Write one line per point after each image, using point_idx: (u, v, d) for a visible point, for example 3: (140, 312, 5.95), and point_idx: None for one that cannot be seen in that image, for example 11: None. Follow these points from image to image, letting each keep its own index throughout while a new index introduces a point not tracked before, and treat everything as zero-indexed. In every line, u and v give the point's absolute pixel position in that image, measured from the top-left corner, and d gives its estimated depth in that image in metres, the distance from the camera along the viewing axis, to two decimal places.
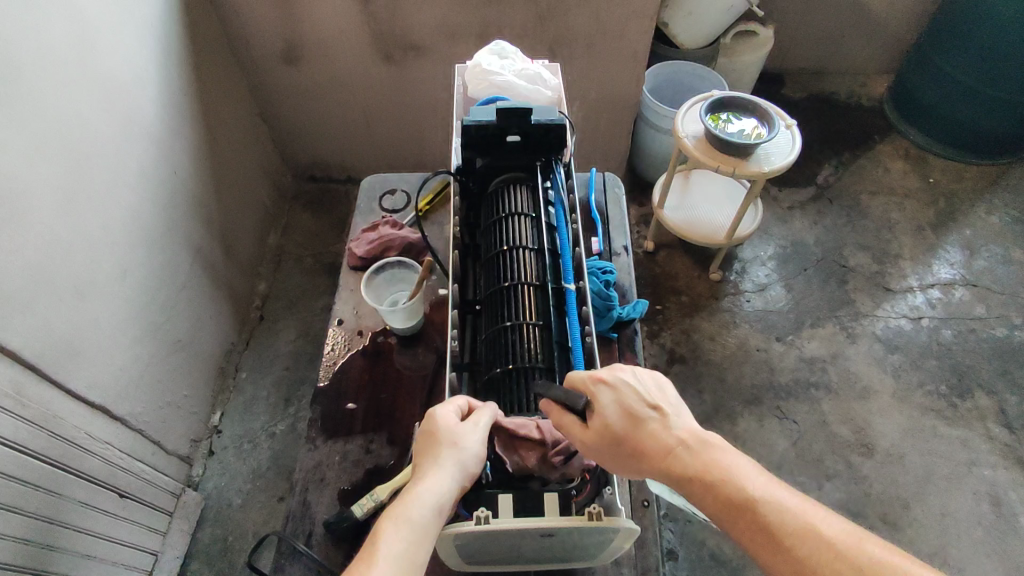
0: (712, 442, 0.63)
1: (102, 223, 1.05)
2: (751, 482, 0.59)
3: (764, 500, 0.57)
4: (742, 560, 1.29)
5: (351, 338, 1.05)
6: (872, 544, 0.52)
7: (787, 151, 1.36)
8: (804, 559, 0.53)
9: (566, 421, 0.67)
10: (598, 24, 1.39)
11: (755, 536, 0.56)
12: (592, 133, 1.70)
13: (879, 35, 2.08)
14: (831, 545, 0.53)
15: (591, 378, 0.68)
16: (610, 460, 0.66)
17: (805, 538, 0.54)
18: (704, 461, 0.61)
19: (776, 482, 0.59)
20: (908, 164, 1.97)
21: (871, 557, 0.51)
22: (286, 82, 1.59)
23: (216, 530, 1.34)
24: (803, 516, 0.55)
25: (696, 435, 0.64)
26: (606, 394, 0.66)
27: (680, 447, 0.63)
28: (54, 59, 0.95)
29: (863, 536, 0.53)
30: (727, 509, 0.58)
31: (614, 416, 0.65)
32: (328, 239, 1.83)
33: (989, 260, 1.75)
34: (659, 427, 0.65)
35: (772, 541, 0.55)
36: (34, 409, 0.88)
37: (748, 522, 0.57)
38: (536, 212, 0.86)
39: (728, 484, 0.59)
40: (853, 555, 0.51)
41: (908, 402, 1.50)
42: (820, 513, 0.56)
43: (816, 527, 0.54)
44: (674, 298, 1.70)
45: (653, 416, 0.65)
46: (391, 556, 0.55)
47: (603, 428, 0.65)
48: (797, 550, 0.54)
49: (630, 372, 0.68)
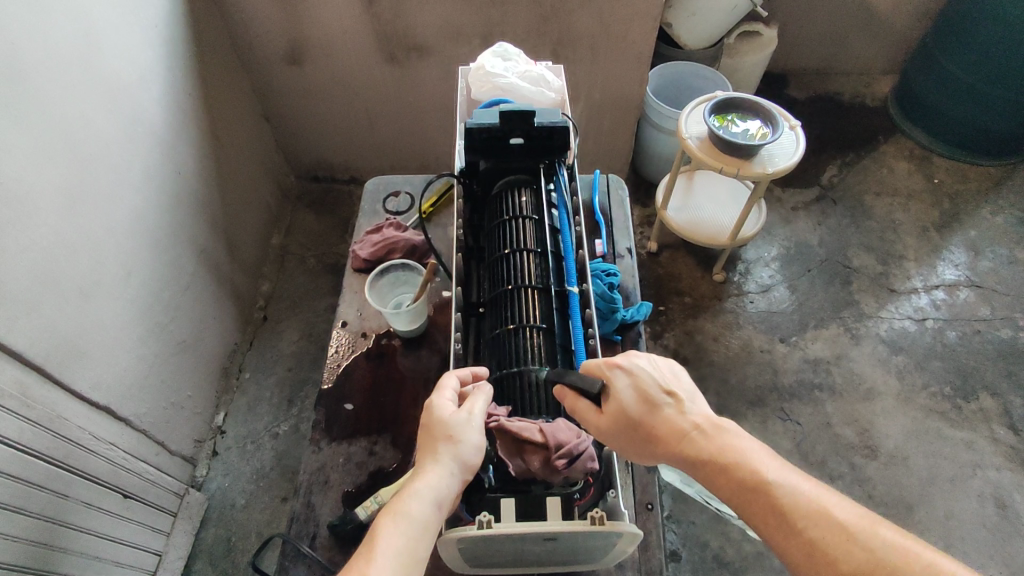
0: (727, 427, 0.63)
1: (107, 225, 1.06)
2: (765, 464, 0.58)
3: (778, 484, 0.57)
4: (746, 562, 1.29)
5: (355, 340, 1.06)
6: (885, 528, 0.52)
7: (791, 151, 1.35)
8: (814, 539, 0.53)
9: (581, 407, 0.68)
10: (602, 24, 1.38)
11: (768, 519, 0.56)
12: (595, 133, 1.70)
13: (884, 35, 2.08)
14: (845, 529, 0.52)
15: (607, 365, 0.69)
16: (625, 444, 0.67)
17: (814, 518, 0.54)
18: (718, 445, 0.61)
19: (791, 467, 0.59)
20: (913, 164, 1.96)
21: (883, 538, 0.51)
22: (290, 84, 1.59)
23: (219, 530, 1.35)
24: (816, 500, 0.55)
25: (712, 420, 0.64)
26: (623, 379, 0.68)
27: (695, 431, 0.63)
28: (59, 61, 0.96)
29: (876, 519, 0.53)
30: (742, 493, 0.58)
31: (630, 400, 0.66)
32: (330, 239, 1.83)
33: (994, 261, 1.74)
34: (674, 412, 0.65)
35: (785, 523, 0.55)
36: (40, 409, 0.89)
37: (761, 504, 0.57)
38: (539, 214, 0.86)
39: (743, 468, 0.59)
40: (864, 536, 0.52)
41: (912, 403, 1.50)
42: (836, 498, 0.55)
43: (830, 510, 0.54)
44: (677, 299, 1.70)
45: (668, 401, 0.66)
46: (392, 552, 0.55)
47: (619, 412, 0.66)
48: (807, 531, 0.53)
49: (645, 360, 0.69)
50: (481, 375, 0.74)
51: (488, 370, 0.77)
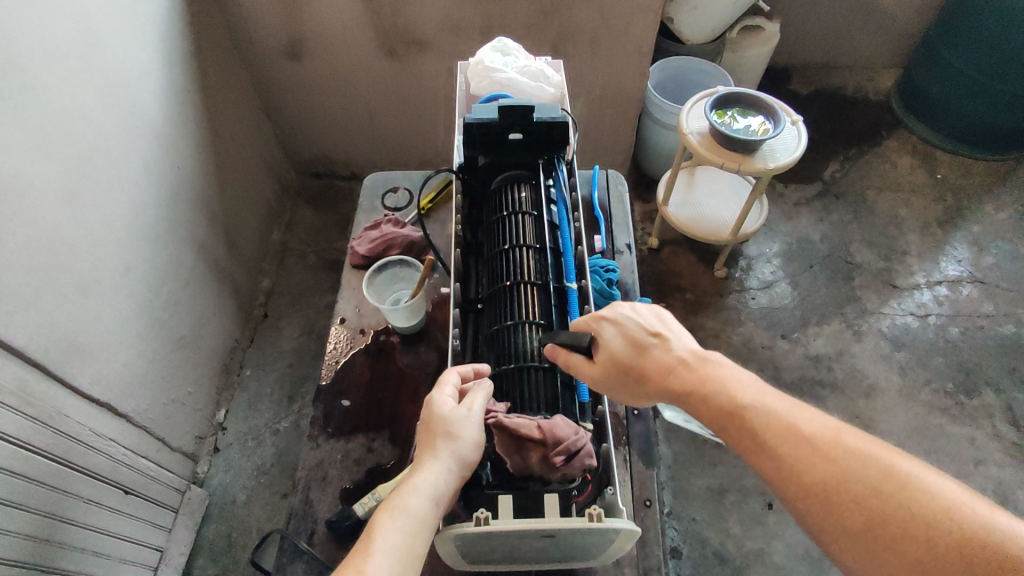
0: (711, 358, 0.65)
1: (106, 221, 1.05)
2: (744, 390, 0.61)
3: (754, 407, 0.59)
4: (747, 559, 1.29)
5: (354, 337, 1.06)
6: (850, 437, 0.55)
7: (793, 146, 1.34)
8: (782, 456, 0.56)
9: (573, 360, 0.70)
10: (602, 19, 1.37)
11: (747, 442, 0.59)
12: (596, 129, 1.69)
13: (887, 29, 2.06)
14: (811, 442, 0.55)
15: (594, 318, 0.72)
16: (620, 389, 0.70)
17: (784, 436, 0.56)
18: (701, 376, 0.63)
19: (768, 389, 0.61)
20: (916, 159, 1.95)
21: (846, 449, 0.54)
22: (290, 79, 1.59)
23: (220, 526, 1.35)
24: (789, 418, 0.58)
25: (696, 353, 0.66)
26: (610, 329, 0.70)
27: (680, 365, 0.65)
28: (57, 56, 0.95)
29: (843, 430, 0.55)
30: (724, 420, 0.61)
31: (618, 347, 0.69)
32: (331, 236, 1.83)
33: (997, 257, 1.74)
34: (660, 352, 0.67)
35: (760, 444, 0.58)
36: (39, 406, 0.89)
37: (739, 428, 0.59)
38: (538, 210, 0.86)
39: (723, 396, 0.61)
40: (829, 448, 0.54)
41: (914, 399, 1.49)
42: (807, 414, 0.58)
43: (799, 426, 0.57)
44: (677, 295, 1.69)
45: (654, 342, 0.68)
46: (387, 548, 0.56)
47: (608, 359, 0.69)
48: (778, 449, 0.56)
49: (629, 308, 0.72)
50: (483, 372, 0.74)
51: (486, 367, 0.76)
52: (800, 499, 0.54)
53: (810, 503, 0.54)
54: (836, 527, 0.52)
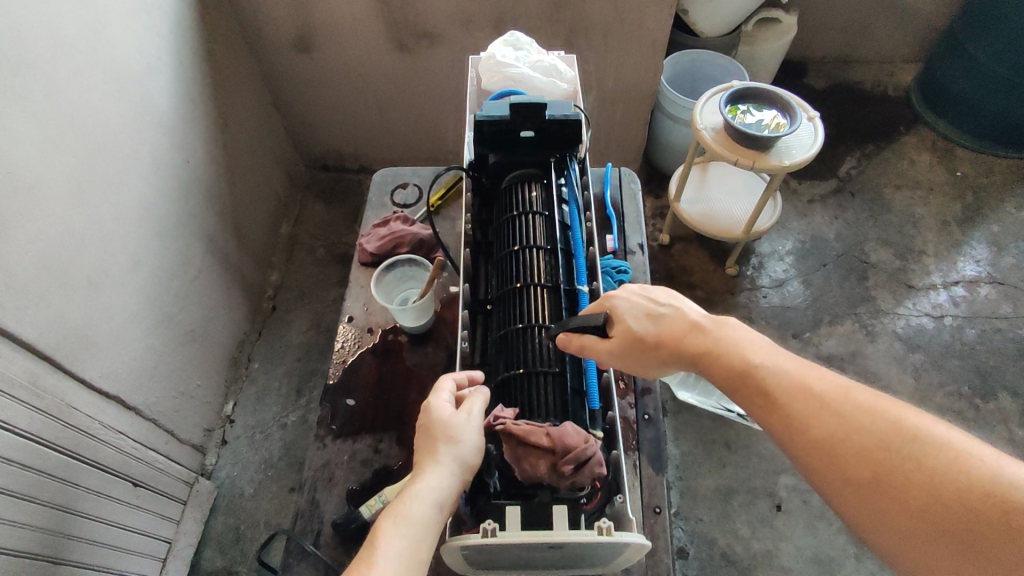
0: (724, 321, 0.65)
1: (115, 214, 1.05)
2: (755, 350, 0.61)
3: (765, 365, 0.59)
4: (754, 560, 1.27)
5: (361, 335, 1.05)
6: (858, 392, 0.54)
7: (809, 143, 1.32)
8: (792, 412, 0.55)
9: (587, 339, 0.68)
10: (616, 12, 1.35)
11: (757, 401, 0.58)
12: (608, 124, 1.66)
13: (908, 23, 2.01)
14: (818, 397, 0.55)
15: (603, 297, 0.71)
16: (636, 362, 0.68)
17: (794, 393, 0.56)
18: (715, 337, 0.63)
19: (778, 350, 0.61)
20: (934, 156, 1.90)
21: (855, 403, 0.53)
22: (299, 71, 1.57)
23: (228, 519, 1.36)
24: (799, 376, 0.57)
25: (709, 318, 0.66)
26: (621, 303, 0.69)
27: (694, 329, 0.65)
28: (66, 47, 0.94)
29: (852, 386, 0.55)
30: (740, 380, 0.60)
31: (633, 318, 0.68)
32: (340, 229, 1.83)
33: (1017, 257, 1.70)
34: (673, 318, 0.67)
35: (770, 401, 0.57)
36: (49, 399, 0.89)
37: (753, 388, 0.59)
38: (549, 210, 0.84)
39: (737, 356, 0.61)
40: (837, 404, 0.53)
41: (928, 402, 1.47)
42: (815, 371, 0.57)
43: (807, 383, 0.56)
44: (688, 293, 1.67)
45: (667, 310, 0.68)
46: (392, 555, 0.55)
47: (624, 331, 0.67)
48: (788, 405, 0.56)
49: (637, 285, 0.72)
50: (477, 379, 0.74)
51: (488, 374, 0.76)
52: (806, 455, 0.54)
53: (815, 457, 0.53)
54: (840, 478, 0.51)
